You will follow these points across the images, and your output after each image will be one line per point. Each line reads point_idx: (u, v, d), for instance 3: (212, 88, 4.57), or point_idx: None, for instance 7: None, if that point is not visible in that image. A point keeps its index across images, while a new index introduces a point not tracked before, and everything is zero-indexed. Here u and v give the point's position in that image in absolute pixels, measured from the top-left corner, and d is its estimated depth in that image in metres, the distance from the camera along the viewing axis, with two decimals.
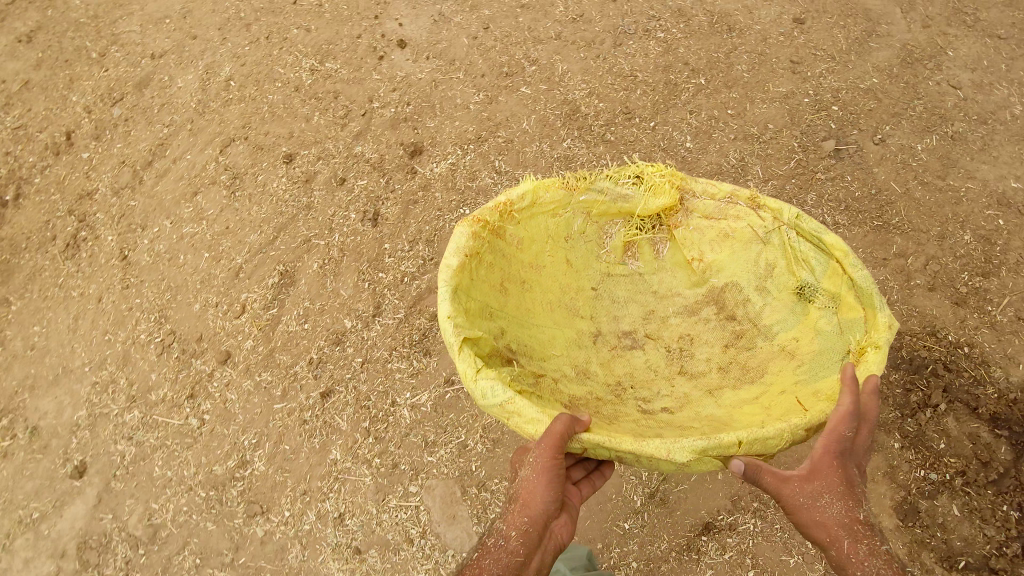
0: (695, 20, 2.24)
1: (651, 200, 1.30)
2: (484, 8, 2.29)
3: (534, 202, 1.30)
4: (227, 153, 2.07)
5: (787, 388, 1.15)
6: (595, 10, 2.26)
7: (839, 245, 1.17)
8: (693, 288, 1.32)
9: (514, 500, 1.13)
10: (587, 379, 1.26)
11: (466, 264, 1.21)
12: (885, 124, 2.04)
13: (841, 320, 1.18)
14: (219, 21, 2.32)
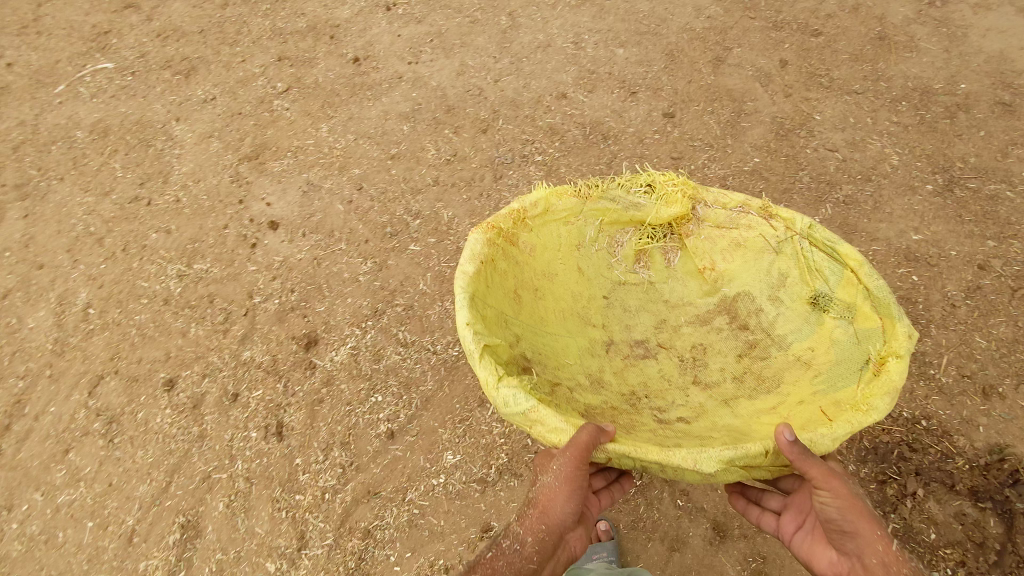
0: (568, 135, 2.18)
1: (663, 209, 1.39)
2: (353, 168, 2.17)
3: (546, 210, 1.38)
4: (97, 395, 1.82)
5: (806, 398, 1.18)
6: (468, 147, 2.18)
7: (852, 253, 1.24)
8: (706, 297, 1.37)
9: (533, 507, 1.16)
10: (601, 390, 1.29)
11: (481, 270, 1.26)
12: (780, 202, 2.01)
13: (856, 329, 1.21)
14: (66, 242, 2.10)
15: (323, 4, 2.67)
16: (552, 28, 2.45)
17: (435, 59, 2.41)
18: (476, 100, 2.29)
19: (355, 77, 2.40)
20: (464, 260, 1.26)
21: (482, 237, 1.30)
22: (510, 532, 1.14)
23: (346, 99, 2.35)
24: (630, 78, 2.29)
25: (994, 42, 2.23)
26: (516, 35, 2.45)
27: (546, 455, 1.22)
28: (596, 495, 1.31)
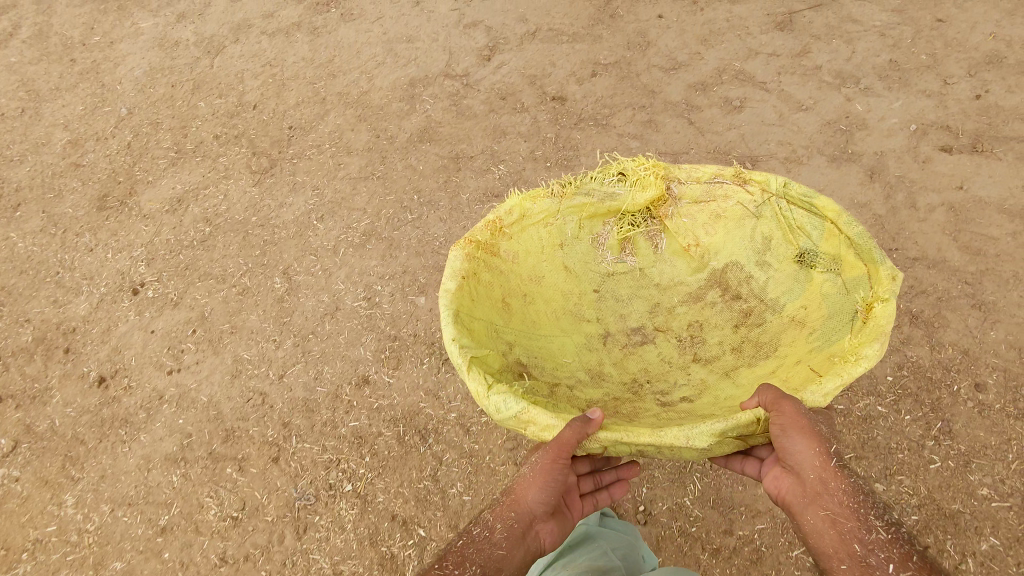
0: (379, 442, 1.74)
1: (639, 194, 1.38)
2: (114, 560, 1.67)
3: (523, 214, 1.36)
4: None
5: (803, 357, 1.21)
6: (259, 489, 1.71)
7: (830, 206, 1.26)
8: (696, 274, 1.38)
9: (507, 494, 1.17)
10: (601, 381, 1.31)
11: (464, 286, 1.26)
12: (643, 486, 1.62)
13: (845, 281, 1.24)
14: None
15: (52, 299, 2.19)
16: (336, 283, 2.04)
17: (201, 360, 1.96)
18: (257, 412, 1.84)
19: (103, 408, 1.92)
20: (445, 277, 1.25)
21: (461, 254, 1.29)
22: (481, 518, 1.17)
23: (92, 447, 1.85)
24: (439, 337, 1.88)
25: None
26: (295, 303, 2.02)
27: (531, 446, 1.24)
28: (583, 497, 1.29)
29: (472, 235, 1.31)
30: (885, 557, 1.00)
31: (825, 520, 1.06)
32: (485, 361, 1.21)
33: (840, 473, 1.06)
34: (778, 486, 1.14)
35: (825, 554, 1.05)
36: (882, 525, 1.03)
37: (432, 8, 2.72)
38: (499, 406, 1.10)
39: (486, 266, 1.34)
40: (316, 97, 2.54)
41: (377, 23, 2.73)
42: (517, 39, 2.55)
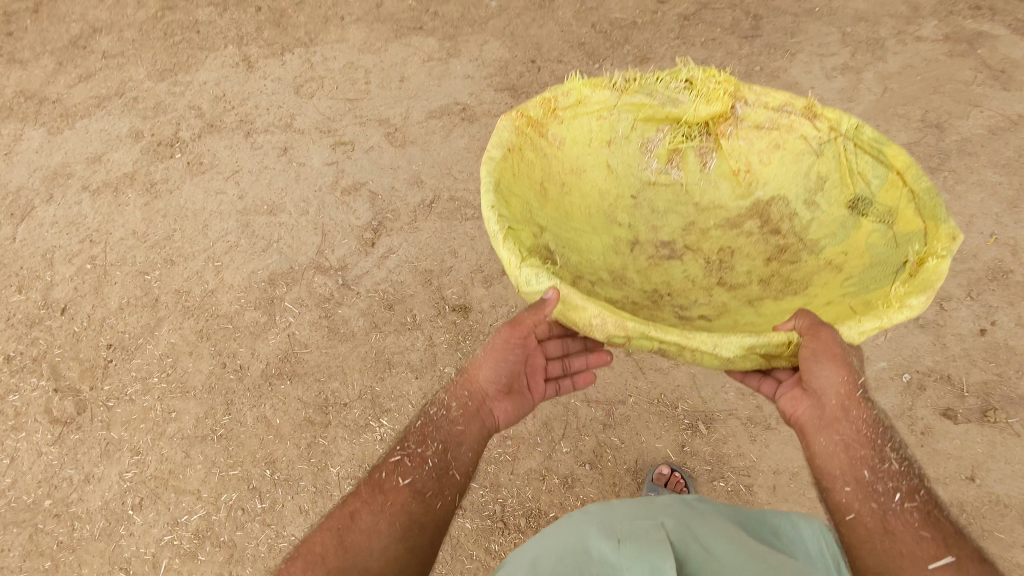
0: None
1: (702, 106, 1.37)
2: None
3: (580, 100, 1.37)
4: None
5: (836, 298, 1.23)
6: None
7: (900, 156, 1.24)
8: (739, 201, 1.36)
9: (463, 375, 1.22)
10: (623, 285, 1.32)
11: (508, 158, 1.26)
12: None
13: (895, 233, 1.23)
14: None
15: None
16: None
17: None
18: None
19: None
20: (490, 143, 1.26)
21: (511, 124, 1.30)
22: (438, 398, 1.21)
23: None
24: None
25: (787, 499, 1.52)
26: None
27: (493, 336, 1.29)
28: (547, 383, 1.29)
29: (525, 107, 1.33)
30: (891, 485, 1.01)
31: (838, 444, 1.04)
32: (519, 236, 1.19)
33: (863, 404, 1.04)
34: (795, 409, 1.11)
35: (829, 475, 1.04)
36: (895, 456, 1.02)
37: (304, 160, 2.15)
38: (528, 281, 1.08)
39: (533, 146, 1.34)
40: (146, 297, 1.94)
41: (233, 181, 2.14)
42: (409, 212, 2.01)
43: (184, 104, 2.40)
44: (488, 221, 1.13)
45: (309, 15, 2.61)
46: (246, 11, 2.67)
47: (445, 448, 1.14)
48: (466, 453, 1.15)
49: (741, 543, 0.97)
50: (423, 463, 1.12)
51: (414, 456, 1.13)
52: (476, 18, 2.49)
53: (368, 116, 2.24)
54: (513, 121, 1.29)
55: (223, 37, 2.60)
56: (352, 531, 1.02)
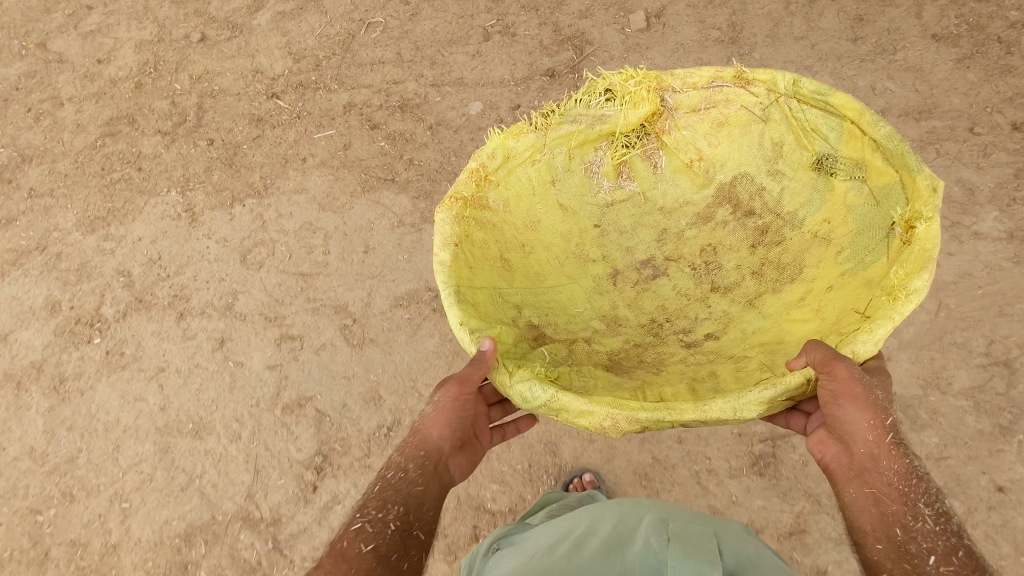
0: None
1: (632, 112, 1.47)
2: None
3: (505, 156, 1.47)
4: None
5: (831, 280, 1.40)
6: None
7: (849, 105, 1.37)
8: (703, 191, 1.51)
9: (416, 435, 1.31)
10: (620, 327, 1.51)
11: (458, 252, 1.38)
12: None
13: (871, 187, 1.38)
14: None
15: None
16: None
17: None
18: None
19: None
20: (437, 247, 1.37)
21: (450, 216, 1.40)
22: (394, 461, 1.26)
23: None
24: None
25: None
26: None
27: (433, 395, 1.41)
28: (490, 435, 1.44)
29: (458, 191, 1.43)
30: (926, 546, 1.02)
31: (869, 497, 1.10)
32: (493, 337, 1.37)
33: (895, 454, 1.09)
34: (825, 454, 1.20)
35: (862, 531, 1.09)
36: (930, 514, 1.04)
37: (243, 359, 1.83)
38: (524, 395, 1.21)
39: (477, 222, 1.48)
40: (33, 548, 1.71)
41: (156, 383, 1.83)
42: (362, 442, 1.72)
43: (113, 268, 2.06)
44: (464, 341, 1.26)
45: (265, 153, 2.28)
46: (196, 144, 2.34)
47: (407, 510, 1.16)
48: (428, 512, 1.19)
49: (695, 546, 1.03)
50: (387, 526, 1.13)
51: (375, 522, 1.13)
52: (456, 169, 2.18)
53: (323, 299, 1.91)
54: (451, 212, 1.40)
55: (168, 177, 2.27)
56: None
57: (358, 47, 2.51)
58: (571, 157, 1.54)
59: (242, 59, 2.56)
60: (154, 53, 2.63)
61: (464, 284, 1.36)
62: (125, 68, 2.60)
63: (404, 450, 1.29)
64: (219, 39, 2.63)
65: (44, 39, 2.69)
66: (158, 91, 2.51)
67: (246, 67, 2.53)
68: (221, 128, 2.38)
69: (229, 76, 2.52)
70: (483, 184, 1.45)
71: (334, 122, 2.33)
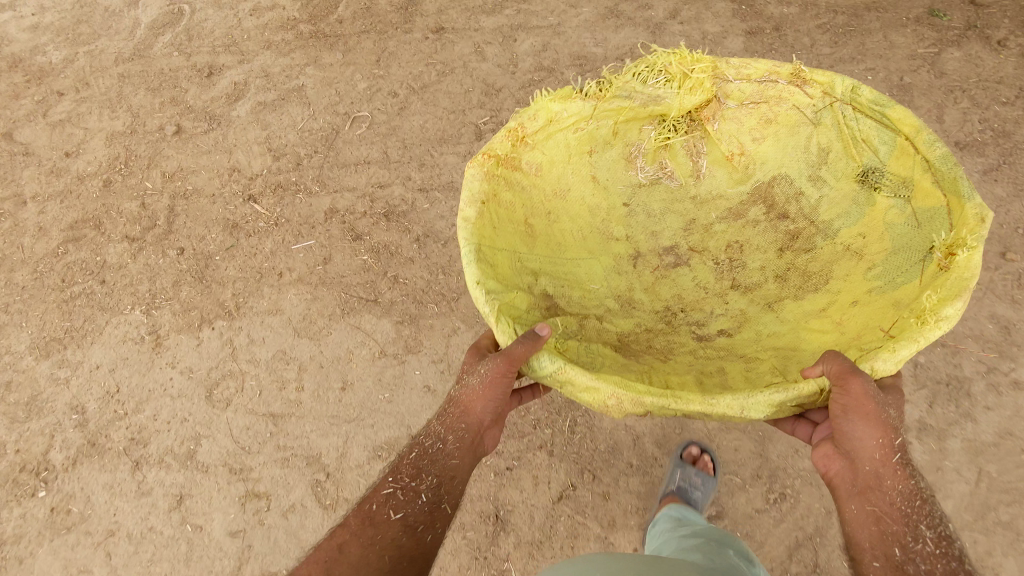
0: None
1: (687, 98, 1.47)
2: None
3: (549, 119, 1.47)
4: None
5: (858, 295, 1.37)
6: None
7: (907, 122, 1.36)
8: (738, 185, 1.52)
9: (456, 405, 1.36)
10: (635, 310, 1.50)
11: (484, 212, 1.40)
12: None
13: (914, 209, 1.36)
14: None
15: None
16: None
17: None
18: None
19: None
20: (464, 202, 1.39)
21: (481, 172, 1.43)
22: (433, 429, 1.36)
23: None
24: None
25: None
26: None
27: (473, 358, 1.42)
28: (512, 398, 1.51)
29: (492, 148, 1.45)
30: (924, 566, 1.10)
31: (871, 515, 1.17)
32: (509, 303, 1.36)
33: (901, 475, 1.15)
34: (829, 468, 1.26)
35: (860, 546, 1.17)
36: (929, 534, 1.11)
37: (203, 523, 1.73)
38: (535, 365, 1.26)
39: (507, 182, 1.49)
40: None
41: (104, 552, 1.74)
42: None
43: (66, 403, 1.89)
44: (481, 304, 1.28)
45: (239, 267, 2.12)
46: (166, 254, 2.18)
47: (439, 484, 1.31)
48: (457, 484, 1.34)
49: None
50: (417, 497, 1.30)
51: (408, 490, 1.30)
52: (444, 290, 1.99)
53: (295, 448, 1.78)
54: (481, 168, 1.42)
55: (132, 292, 2.10)
56: (342, 562, 1.22)
57: (343, 144, 2.36)
58: (616, 131, 1.54)
59: (219, 155, 2.41)
60: (126, 146, 2.48)
61: (484, 244, 1.36)
62: (94, 162, 2.45)
63: (445, 416, 1.37)
64: (195, 132, 2.49)
65: (10, 128, 2.59)
66: (127, 191, 2.36)
67: (222, 164, 2.38)
68: (193, 235, 2.22)
69: (204, 174, 2.36)
70: (519, 146, 1.46)
71: (314, 232, 2.16)
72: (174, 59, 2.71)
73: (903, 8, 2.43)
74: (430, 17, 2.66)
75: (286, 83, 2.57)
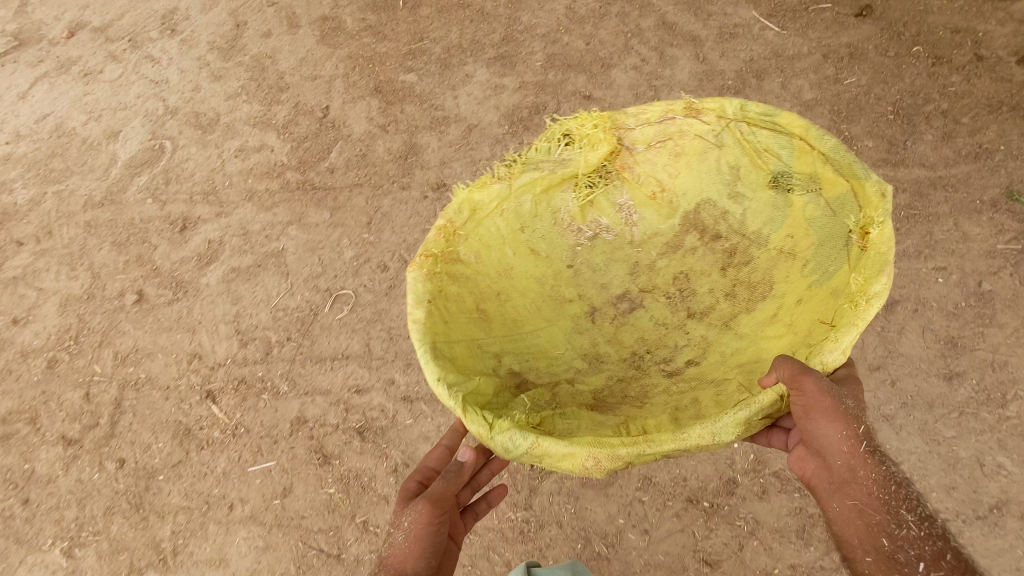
0: None
1: (591, 154, 1.51)
2: None
3: (472, 211, 1.46)
4: None
5: (802, 292, 1.42)
6: None
7: (796, 124, 1.41)
8: (668, 220, 1.55)
9: (388, 565, 1.18)
10: (602, 364, 1.49)
11: (433, 310, 1.33)
12: None
13: (827, 200, 1.42)
14: None
15: None
16: None
17: None
18: None
19: None
20: (411, 307, 1.32)
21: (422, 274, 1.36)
22: None
23: None
24: None
25: None
26: None
27: (400, 501, 1.29)
28: (464, 517, 1.37)
29: (428, 248, 1.39)
30: (914, 553, 1.05)
31: (852, 509, 1.12)
32: (475, 394, 1.29)
33: (869, 463, 1.11)
34: (806, 469, 1.21)
35: (849, 543, 1.11)
36: (911, 519, 1.07)
37: None
38: (507, 445, 1.17)
39: (450, 277, 1.43)
40: None
41: None
42: None
43: None
44: (447, 401, 1.20)
45: (182, 493, 1.83)
46: (103, 468, 1.88)
47: None
48: None
49: None
50: None
51: None
52: None
53: None
54: (422, 270, 1.36)
55: (56, 519, 1.83)
56: None
57: (320, 330, 2.04)
58: (539, 203, 1.54)
59: (180, 335, 2.11)
60: (79, 316, 2.19)
61: (440, 339, 1.30)
62: (42, 334, 2.17)
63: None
64: (158, 301, 2.19)
65: None
66: (72, 375, 2.06)
67: (184, 348, 2.07)
68: (138, 442, 1.90)
69: (160, 359, 2.06)
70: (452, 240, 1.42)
71: (275, 449, 1.85)
72: (147, 207, 2.45)
73: (975, 187, 2.11)
74: (431, 170, 2.39)
75: (265, 245, 2.27)
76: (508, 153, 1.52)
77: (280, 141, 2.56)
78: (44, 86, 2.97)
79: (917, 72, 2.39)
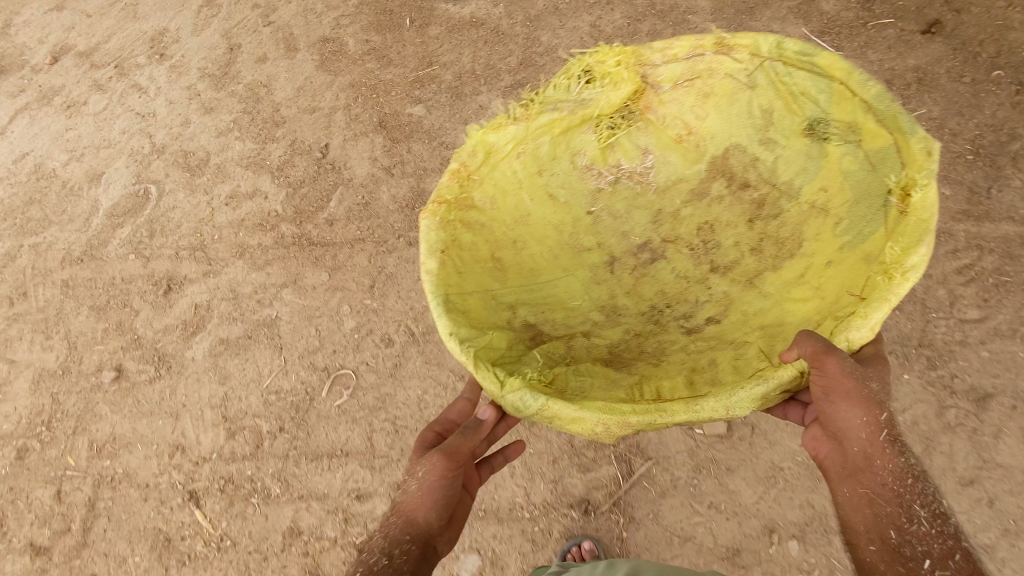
0: None
1: (613, 93, 1.38)
2: None
3: (487, 152, 1.35)
4: None
5: (833, 254, 1.34)
6: None
7: (834, 66, 1.28)
8: (694, 165, 1.45)
9: (399, 514, 1.10)
10: (620, 318, 1.43)
11: (444, 259, 1.25)
12: None
13: (866, 151, 1.31)
14: None
15: None
16: None
17: None
18: None
19: None
20: (423, 256, 1.24)
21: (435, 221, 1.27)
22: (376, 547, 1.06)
23: None
24: None
25: None
26: None
27: (416, 451, 1.21)
28: (479, 470, 1.28)
29: (441, 194, 1.30)
30: (922, 550, 0.96)
31: (863, 497, 1.04)
32: (486, 350, 1.24)
33: (891, 453, 1.03)
34: (822, 452, 1.15)
35: (855, 531, 1.04)
36: (925, 514, 0.98)
37: None
38: (518, 406, 1.15)
39: (464, 225, 1.35)
40: None
41: None
42: None
43: None
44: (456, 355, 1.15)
45: None
46: None
47: None
48: None
49: None
50: None
51: None
52: None
53: None
54: (434, 217, 1.27)
55: None
56: None
57: (318, 419, 1.87)
58: (557, 145, 1.44)
59: (162, 420, 1.94)
60: (52, 395, 2.02)
61: (452, 292, 1.24)
62: (12, 418, 2.03)
63: (388, 530, 1.09)
64: (139, 379, 2.00)
65: None
66: (43, 469, 1.94)
67: (165, 441, 1.91)
68: (112, 553, 1.83)
69: (140, 451, 1.91)
70: (466, 185, 1.33)
71: (265, 567, 1.77)
72: (129, 264, 2.20)
73: None
74: None
75: (256, 311, 2.04)
76: (524, 94, 1.40)
77: (275, 186, 2.27)
78: (24, 120, 2.62)
79: (997, 102, 1.97)
